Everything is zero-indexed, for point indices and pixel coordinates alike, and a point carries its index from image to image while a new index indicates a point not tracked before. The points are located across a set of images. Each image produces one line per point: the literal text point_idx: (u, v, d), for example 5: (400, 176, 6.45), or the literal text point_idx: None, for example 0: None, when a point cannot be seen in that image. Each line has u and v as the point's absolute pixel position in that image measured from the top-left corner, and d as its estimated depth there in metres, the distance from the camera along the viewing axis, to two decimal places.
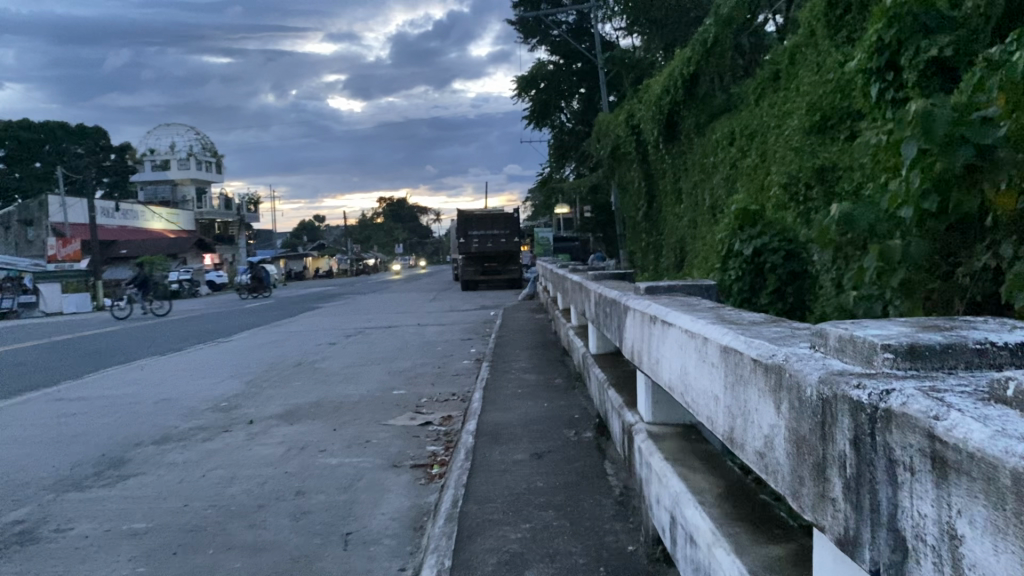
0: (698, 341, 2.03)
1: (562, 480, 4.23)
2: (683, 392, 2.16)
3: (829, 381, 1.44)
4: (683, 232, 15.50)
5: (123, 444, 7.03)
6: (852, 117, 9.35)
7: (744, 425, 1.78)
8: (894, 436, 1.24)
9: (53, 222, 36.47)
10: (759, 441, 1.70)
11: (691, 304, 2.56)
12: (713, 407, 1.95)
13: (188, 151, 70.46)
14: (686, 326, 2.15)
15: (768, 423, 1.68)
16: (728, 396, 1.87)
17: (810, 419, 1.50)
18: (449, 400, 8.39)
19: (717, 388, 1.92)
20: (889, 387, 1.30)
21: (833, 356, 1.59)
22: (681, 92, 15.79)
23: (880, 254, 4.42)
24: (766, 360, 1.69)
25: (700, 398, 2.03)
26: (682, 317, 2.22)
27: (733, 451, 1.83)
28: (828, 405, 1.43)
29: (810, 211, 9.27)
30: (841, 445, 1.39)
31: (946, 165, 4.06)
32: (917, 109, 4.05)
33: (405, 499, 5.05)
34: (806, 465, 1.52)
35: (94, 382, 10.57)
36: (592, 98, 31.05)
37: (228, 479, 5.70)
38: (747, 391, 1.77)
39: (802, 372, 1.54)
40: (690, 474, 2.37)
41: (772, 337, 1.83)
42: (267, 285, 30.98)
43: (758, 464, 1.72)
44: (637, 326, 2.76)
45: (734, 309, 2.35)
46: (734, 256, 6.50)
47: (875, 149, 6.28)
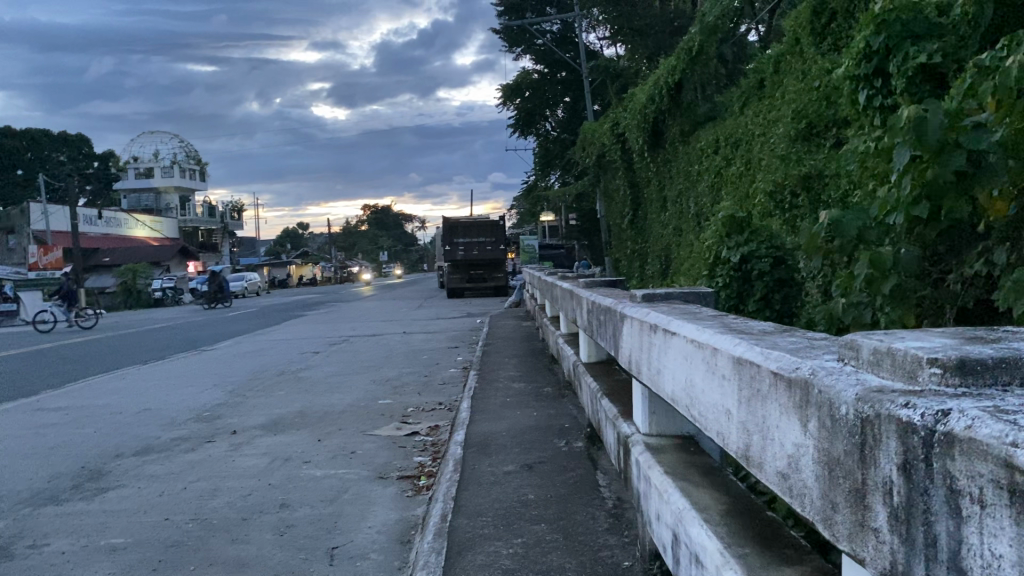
0: (707, 352, 1.94)
1: (554, 492, 4.13)
2: (689, 405, 2.07)
3: (869, 399, 1.35)
4: (668, 240, 15.48)
5: (102, 455, 6.88)
6: (838, 125, 9.32)
7: (763, 443, 1.69)
8: (956, 463, 1.15)
9: (35, 230, 36.23)
10: (781, 462, 1.62)
11: (692, 312, 2.47)
12: (725, 422, 1.86)
13: (171, 159, 70.08)
14: (692, 335, 2.05)
15: (791, 441, 1.59)
16: (742, 410, 1.78)
17: (846, 439, 1.41)
18: (436, 410, 8.28)
19: (730, 402, 1.83)
20: (945, 409, 1.21)
21: (867, 370, 1.50)
22: (666, 100, 15.79)
23: (870, 261, 4.30)
24: (789, 375, 1.60)
25: (710, 412, 1.93)
26: (686, 326, 2.13)
27: (750, 469, 1.74)
28: (869, 425, 1.34)
29: (796, 220, 9.24)
30: (887, 470, 1.30)
31: (937, 172, 3.98)
32: (908, 114, 3.97)
33: (391, 513, 4.93)
34: (839, 488, 1.43)
35: (75, 392, 10.41)
36: (577, 106, 31.17)
37: (210, 492, 5.56)
38: (766, 407, 1.68)
39: (836, 388, 1.45)
40: (694, 490, 2.28)
41: (791, 348, 1.74)
42: (227, 296, 29.65)
43: (780, 486, 1.63)
44: (635, 334, 2.67)
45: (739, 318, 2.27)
46: (722, 263, 6.43)
47: (864, 156, 6.23)
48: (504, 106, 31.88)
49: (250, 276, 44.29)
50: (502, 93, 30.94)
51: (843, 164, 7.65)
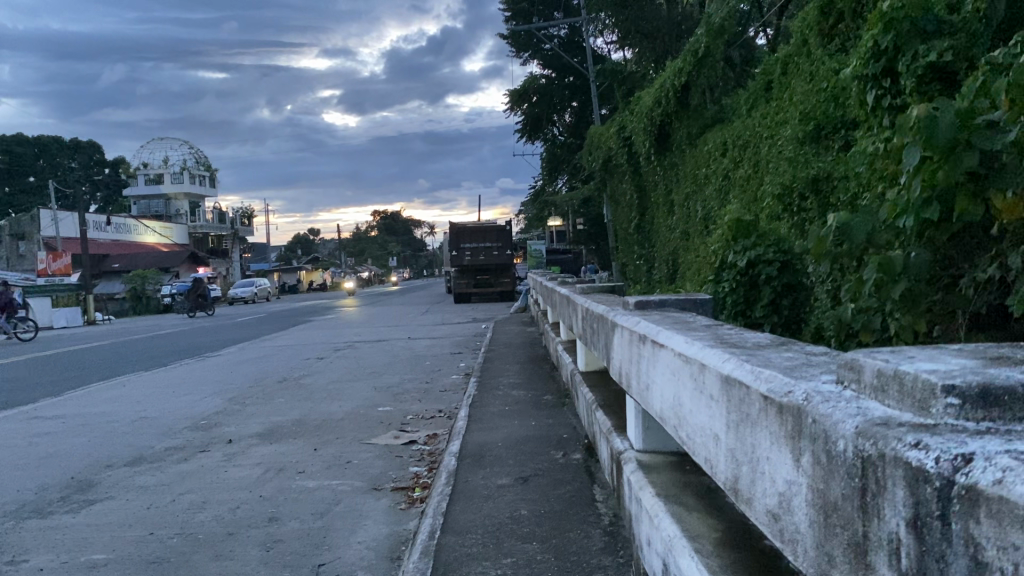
0: (694, 368, 1.77)
1: (548, 507, 3.95)
2: (676, 425, 1.89)
3: (872, 435, 1.19)
4: (676, 244, 15.29)
5: (93, 465, 6.73)
6: (847, 126, 9.14)
7: (753, 477, 1.52)
8: (980, 524, 0.98)
9: (44, 236, 36.24)
10: (772, 500, 1.45)
11: (685, 321, 2.29)
12: (712, 448, 1.69)
13: (180, 165, 70.13)
14: (679, 348, 1.88)
15: (782, 477, 1.42)
16: (730, 437, 1.61)
17: (844, 480, 1.24)
18: (435, 418, 8.11)
19: (718, 426, 1.66)
20: (963, 454, 1.05)
21: (870, 397, 1.34)
22: (672, 103, 15.62)
23: (880, 265, 4.15)
24: (781, 398, 1.43)
25: (698, 435, 1.76)
26: (674, 338, 1.96)
27: (739, 504, 1.57)
28: (872, 467, 1.17)
29: (805, 223, 9.07)
30: (893, 523, 1.13)
31: (946, 173, 3.82)
32: (917, 114, 3.81)
33: (382, 527, 4.77)
34: (836, 538, 1.26)
35: (73, 399, 10.27)
36: (584, 111, 30.98)
37: (199, 505, 5.40)
38: (756, 435, 1.51)
39: (833, 419, 1.28)
40: (685, 514, 2.11)
41: (786, 366, 1.57)
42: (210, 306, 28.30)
43: (772, 528, 1.46)
44: (624, 346, 2.50)
45: (735, 329, 2.09)
46: (728, 268, 6.27)
47: (872, 157, 6.07)
48: (511, 111, 31.71)
49: (258, 281, 44.23)
50: (510, 98, 30.76)
51: (852, 166, 7.48)
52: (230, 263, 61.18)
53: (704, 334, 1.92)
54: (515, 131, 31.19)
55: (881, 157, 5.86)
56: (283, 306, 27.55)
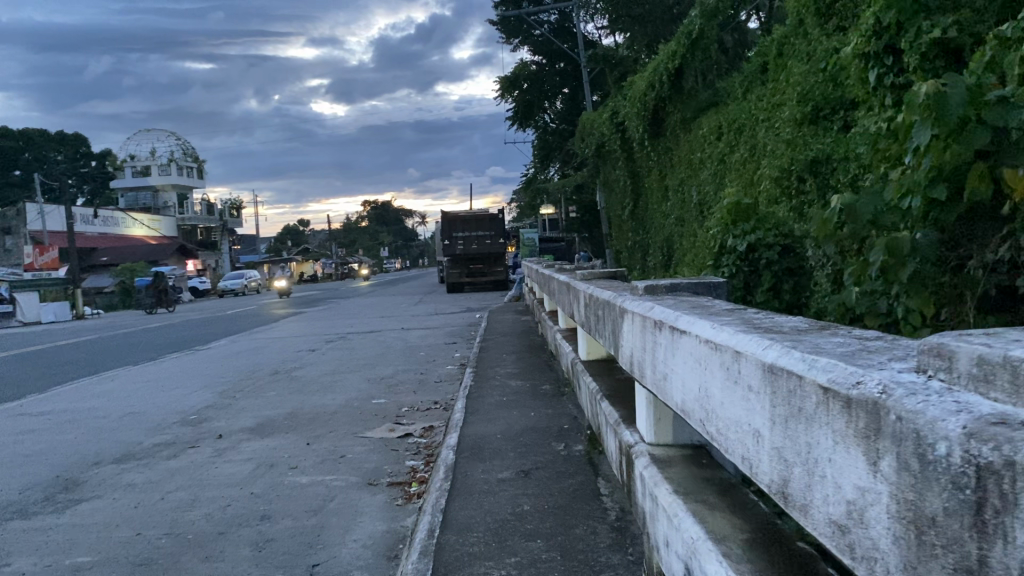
0: (728, 357, 1.59)
1: (552, 502, 3.79)
2: (703, 420, 1.73)
3: (990, 438, 0.97)
4: (670, 230, 15.12)
5: (80, 463, 6.56)
6: (845, 107, 9.01)
7: (810, 481, 1.34)
8: None
9: (31, 230, 35.91)
10: (839, 508, 1.27)
11: (704, 306, 2.12)
12: (754, 446, 1.51)
13: (168, 156, 69.59)
14: (704, 335, 1.72)
15: (852, 483, 1.23)
16: (777, 433, 1.43)
17: (945, 493, 1.04)
18: (431, 410, 7.95)
19: (760, 423, 1.48)
20: None
21: (965, 390, 1.12)
22: (666, 87, 15.43)
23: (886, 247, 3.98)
24: (847, 391, 1.24)
25: (732, 431, 1.59)
26: (698, 323, 1.79)
27: (792, 512, 1.39)
28: (991, 477, 0.96)
29: (804, 206, 8.93)
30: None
31: (957, 152, 3.66)
32: (926, 91, 3.65)
33: (379, 524, 4.61)
34: (931, 560, 1.07)
35: (61, 395, 10.08)
36: (576, 97, 30.80)
37: (188, 503, 5.23)
38: (814, 433, 1.32)
39: (929, 417, 1.07)
40: (709, 515, 1.94)
41: (843, 352, 1.38)
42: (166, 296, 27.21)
43: (837, 541, 1.28)
44: (637, 332, 2.33)
45: (765, 313, 1.91)
46: (727, 253, 6.13)
47: (876, 138, 5.94)
48: (502, 98, 31.48)
49: (249, 273, 43.97)
50: (500, 85, 30.47)
51: (854, 148, 7.34)
52: (221, 256, 60.82)
53: (735, 321, 1.74)
54: (506, 119, 30.95)
55: (885, 137, 5.73)
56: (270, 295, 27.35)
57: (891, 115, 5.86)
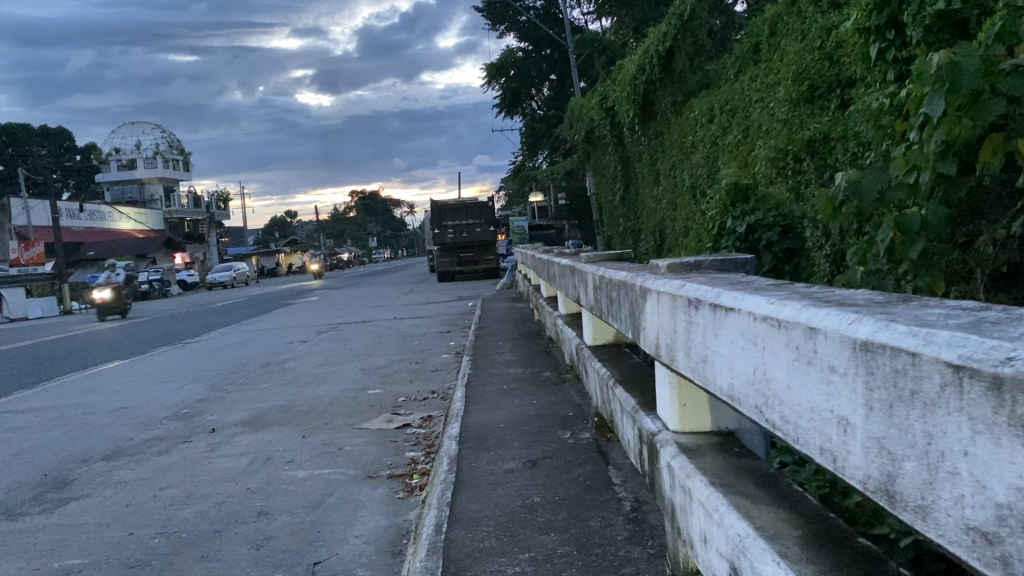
0: (800, 334, 1.38)
1: (563, 493, 3.63)
2: (763, 408, 1.54)
3: None
4: (662, 215, 14.94)
5: (69, 461, 6.37)
6: (842, 85, 8.86)
7: (930, 479, 1.08)
8: None
9: (16, 226, 35.56)
10: (982, 513, 1.00)
11: (745, 282, 1.91)
12: (842, 438, 1.27)
13: (152, 149, 69.01)
14: (762, 312, 1.53)
15: (1005, 483, 0.96)
16: (873, 420, 1.19)
17: None
18: (428, 399, 7.78)
19: (851, 411, 1.24)
20: None
21: None
22: (657, 70, 15.24)
23: (895, 224, 3.79)
24: (987, 369, 0.97)
25: (808, 421, 1.37)
26: (749, 300, 1.61)
27: (900, 513, 1.15)
28: None
29: (802, 186, 8.78)
30: None
31: (971, 124, 3.48)
32: (939, 60, 3.50)
33: (380, 518, 4.45)
34: None
35: (49, 391, 9.88)
36: (563, 84, 30.58)
37: (181, 500, 5.05)
38: (937, 419, 1.06)
39: None
40: (756, 510, 1.78)
41: (963, 323, 1.12)
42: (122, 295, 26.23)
43: (972, 553, 1.02)
44: (666, 314, 2.15)
45: (820, 287, 1.74)
46: (727, 235, 5.96)
47: (878, 115, 5.78)
48: (490, 86, 31.24)
49: (238, 267, 43.74)
50: (487, 72, 30.20)
51: (854, 125, 7.18)
52: (209, 250, 60.49)
53: (798, 298, 1.52)
54: (494, 106, 30.74)
55: (888, 113, 5.59)
56: (122, 312, 23.96)
57: (893, 90, 5.71)
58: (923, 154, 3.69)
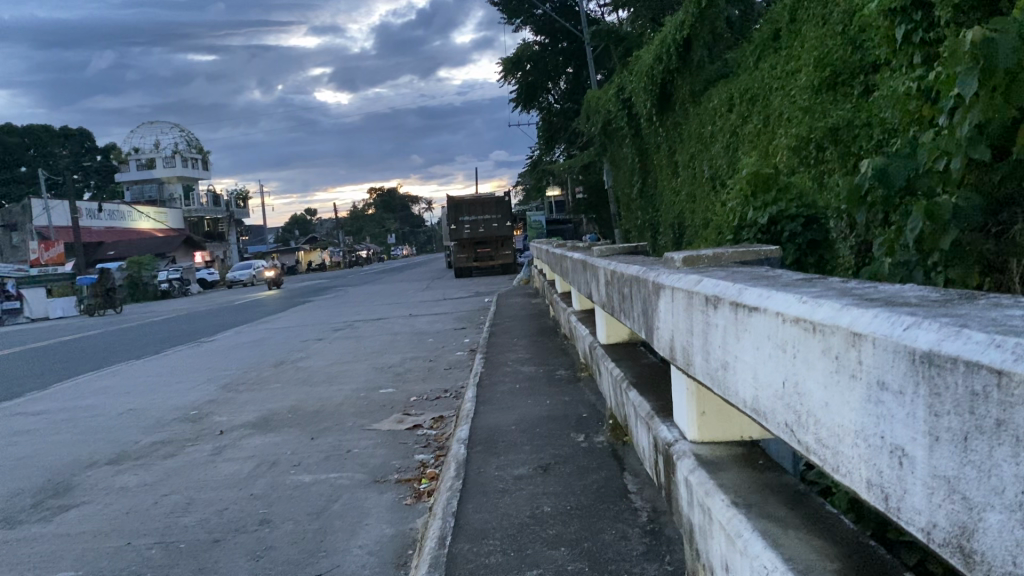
0: (841, 340, 1.16)
1: (574, 502, 3.42)
2: (794, 425, 1.32)
3: None
4: (681, 206, 14.65)
5: (73, 465, 6.23)
6: (865, 71, 8.57)
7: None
8: None
9: (38, 226, 35.75)
10: None
11: (771, 277, 1.69)
12: (898, 470, 1.05)
13: (171, 149, 69.25)
14: (793, 312, 1.30)
15: None
16: (940, 454, 0.97)
17: None
18: (441, 398, 7.60)
19: (909, 439, 1.03)
20: None
21: None
22: (674, 60, 14.94)
23: (926, 212, 3.54)
24: None
25: (851, 447, 1.15)
26: (778, 299, 1.38)
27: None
28: None
29: (825, 175, 8.50)
30: None
31: (1009, 105, 3.23)
32: (974, 36, 3.26)
33: (386, 527, 4.26)
34: None
35: (62, 392, 9.77)
36: (580, 76, 30.24)
37: (183, 507, 4.88)
38: None
39: None
40: (784, 538, 1.56)
41: None
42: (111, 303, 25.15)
43: None
44: (680, 312, 1.93)
45: (859, 283, 1.51)
46: (748, 226, 5.75)
47: (906, 99, 5.51)
48: (506, 80, 30.97)
49: (257, 264, 43.80)
50: (503, 66, 29.89)
51: (881, 112, 6.90)
52: (228, 248, 60.65)
53: (838, 296, 1.30)
54: (511, 100, 30.48)
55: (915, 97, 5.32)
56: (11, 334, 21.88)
57: (922, 73, 5.44)
58: (954, 138, 3.45)
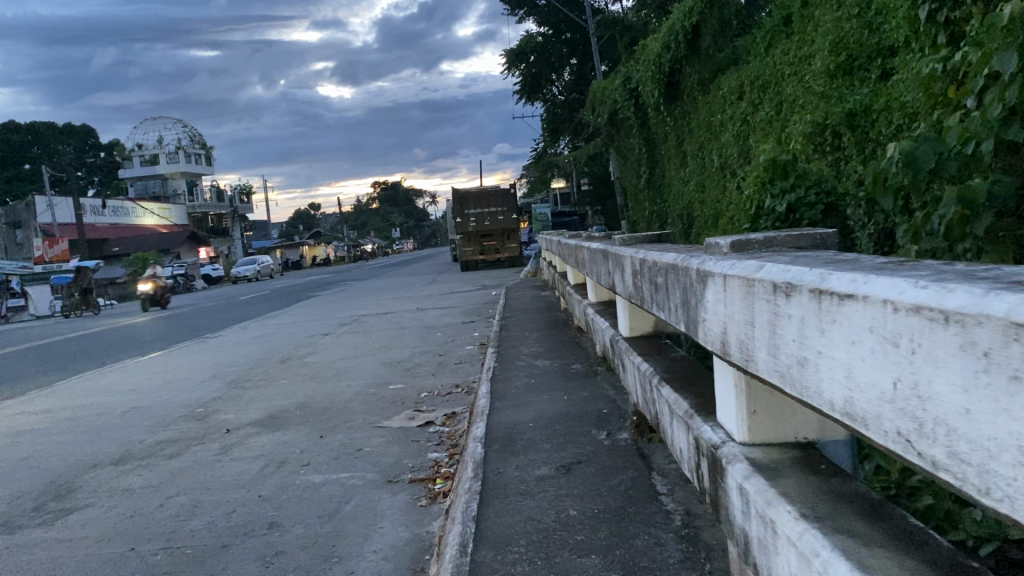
0: (997, 334, 0.95)
1: (602, 505, 3.24)
2: (914, 434, 1.12)
3: None
4: (689, 196, 14.44)
5: (76, 466, 6.06)
6: (882, 54, 8.36)
7: None
8: None
9: (42, 223, 35.65)
10: None
11: (850, 260, 1.49)
12: None
13: (175, 144, 69.06)
14: (910, 299, 1.11)
15: None
16: None
17: None
18: (452, 394, 7.42)
19: None
20: None
21: None
22: (683, 47, 14.68)
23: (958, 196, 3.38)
24: None
25: (1014, 465, 0.95)
26: (882, 285, 1.18)
27: None
28: None
29: (841, 162, 8.31)
30: None
31: None
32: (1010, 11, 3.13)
33: (401, 530, 4.07)
34: None
35: (66, 390, 9.62)
36: (584, 67, 30.02)
37: (189, 510, 4.70)
38: None
39: None
40: (874, 559, 1.36)
41: None
42: (91, 304, 24.10)
43: None
44: (737, 301, 1.74)
45: (965, 266, 1.31)
46: (766, 214, 5.47)
47: (930, 80, 5.29)
48: (509, 71, 30.72)
49: (261, 259, 43.64)
50: (507, 58, 29.64)
51: (904, 94, 6.67)
52: (233, 244, 60.54)
53: (959, 280, 1.10)
54: (514, 92, 30.24)
55: (939, 78, 5.07)
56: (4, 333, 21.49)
57: (946, 53, 5.19)
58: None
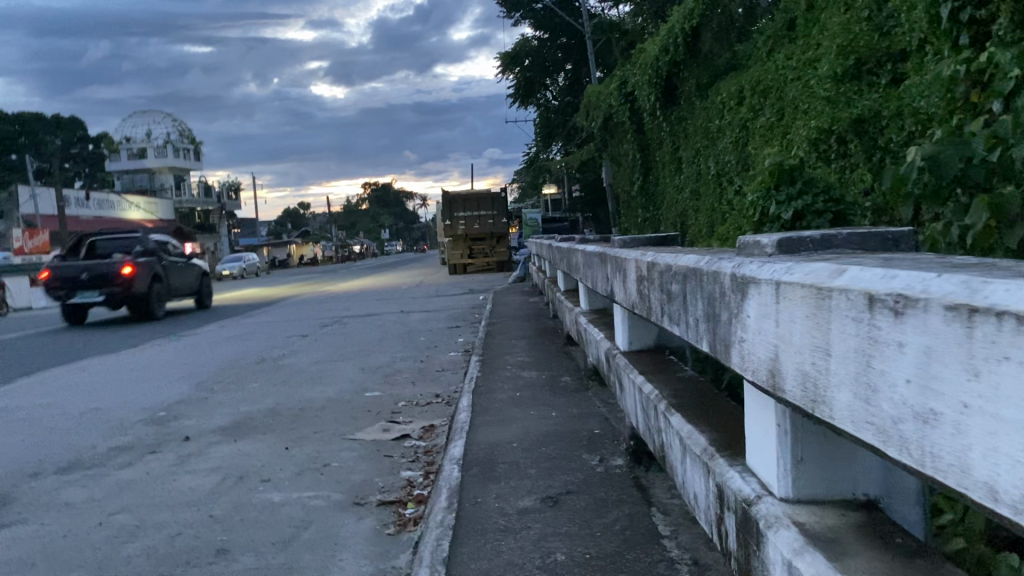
0: None
1: (595, 549, 2.77)
2: None
3: None
4: (684, 204, 13.99)
5: (15, 475, 5.53)
6: (894, 59, 7.97)
7: None
8: None
9: (24, 214, 34.86)
10: None
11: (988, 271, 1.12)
12: None
13: (164, 139, 68.14)
14: None
15: None
16: None
17: None
18: (432, 405, 6.93)
19: None
20: None
21: None
22: (682, 51, 14.17)
23: (990, 206, 2.93)
24: None
25: None
26: None
27: None
28: None
29: (849, 170, 7.86)
30: None
31: None
32: None
33: (362, 566, 3.58)
34: None
35: (26, 388, 9.07)
36: (579, 73, 29.52)
37: (130, 531, 4.19)
38: None
39: None
40: None
41: None
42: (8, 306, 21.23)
43: None
44: (812, 320, 1.33)
45: None
46: (770, 221, 4.99)
47: (948, 83, 4.81)
48: (503, 74, 30.19)
49: (248, 257, 42.87)
50: (501, 61, 29.17)
51: (917, 101, 6.22)
52: (219, 241, 59.71)
53: None
54: (508, 96, 29.73)
55: (962, 81, 4.61)
56: None
57: (968, 54, 4.71)
58: None
